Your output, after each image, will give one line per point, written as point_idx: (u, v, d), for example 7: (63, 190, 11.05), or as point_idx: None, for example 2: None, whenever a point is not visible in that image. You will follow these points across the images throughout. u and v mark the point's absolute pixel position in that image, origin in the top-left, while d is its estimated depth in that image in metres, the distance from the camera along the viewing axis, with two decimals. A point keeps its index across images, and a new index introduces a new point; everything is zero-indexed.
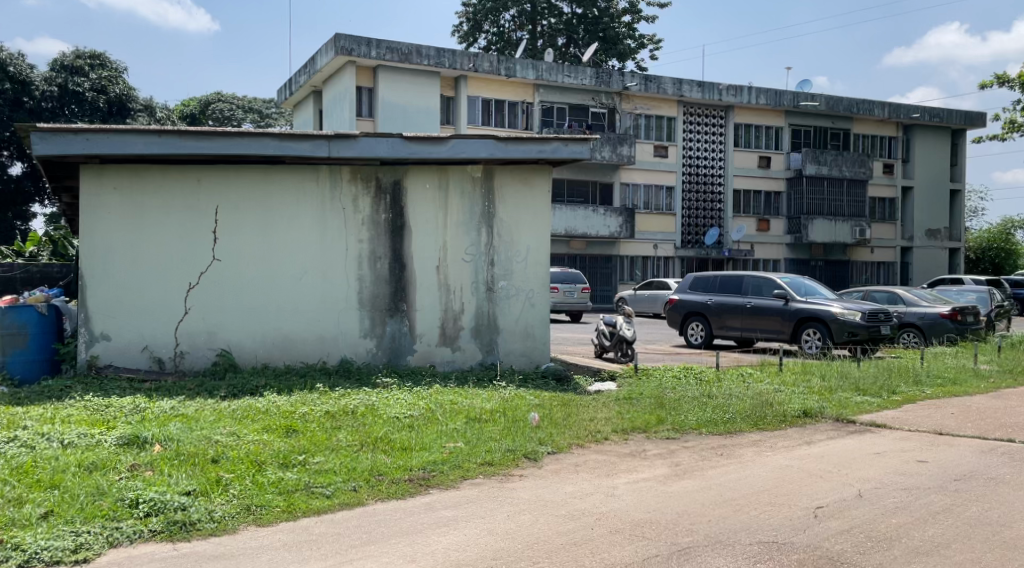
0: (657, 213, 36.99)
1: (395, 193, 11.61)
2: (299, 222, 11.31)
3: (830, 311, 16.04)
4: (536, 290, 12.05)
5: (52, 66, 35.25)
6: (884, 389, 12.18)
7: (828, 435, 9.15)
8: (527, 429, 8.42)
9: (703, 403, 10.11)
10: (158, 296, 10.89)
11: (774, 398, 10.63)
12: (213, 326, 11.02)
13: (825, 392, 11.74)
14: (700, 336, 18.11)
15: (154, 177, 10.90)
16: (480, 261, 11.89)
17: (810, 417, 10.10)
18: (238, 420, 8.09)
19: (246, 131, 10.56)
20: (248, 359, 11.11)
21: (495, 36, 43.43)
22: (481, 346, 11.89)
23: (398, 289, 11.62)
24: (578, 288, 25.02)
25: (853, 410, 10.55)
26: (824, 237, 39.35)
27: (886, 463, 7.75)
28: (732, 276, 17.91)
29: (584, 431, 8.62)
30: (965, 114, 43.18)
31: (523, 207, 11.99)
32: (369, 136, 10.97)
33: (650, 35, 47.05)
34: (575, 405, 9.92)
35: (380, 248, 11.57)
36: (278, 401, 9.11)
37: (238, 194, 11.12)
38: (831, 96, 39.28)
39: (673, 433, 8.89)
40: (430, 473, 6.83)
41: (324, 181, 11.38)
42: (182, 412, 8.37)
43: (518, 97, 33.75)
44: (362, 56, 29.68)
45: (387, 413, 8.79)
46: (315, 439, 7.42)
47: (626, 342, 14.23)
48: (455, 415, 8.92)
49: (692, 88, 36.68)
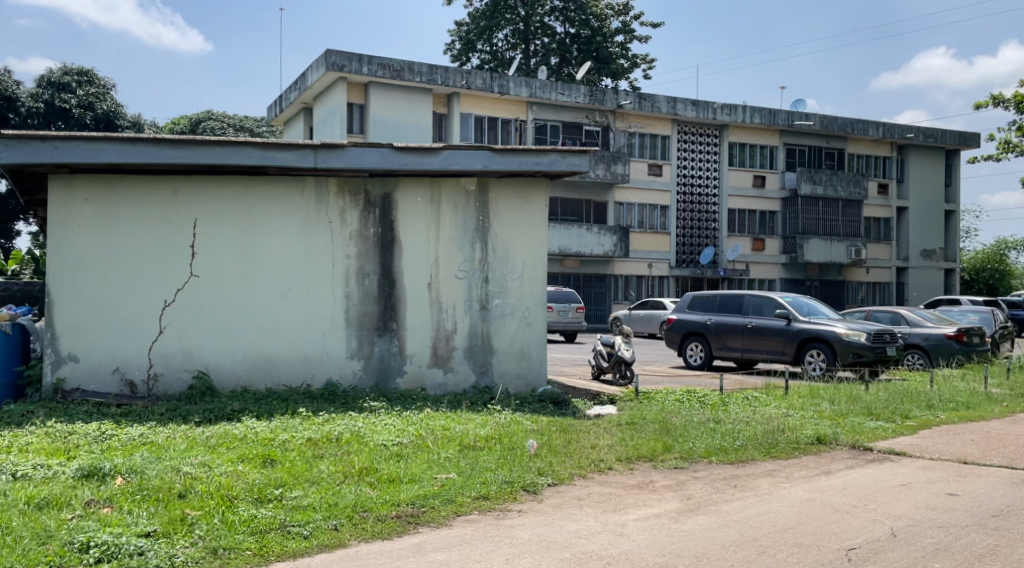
0: (651, 232, 36.49)
1: (385, 207, 11.05)
2: (283, 237, 10.73)
3: (835, 331, 15.49)
4: (533, 308, 11.46)
5: (39, 82, 34.79)
6: (897, 414, 11.59)
7: (846, 464, 8.55)
8: (525, 458, 7.83)
9: (710, 430, 9.50)
10: (130, 315, 10.25)
11: (785, 424, 10.04)
12: (190, 346, 10.38)
13: (836, 416, 11.15)
14: (699, 357, 17.51)
15: (129, 188, 10.30)
16: (474, 278, 11.30)
17: (824, 443, 9.51)
18: (211, 449, 7.48)
19: (227, 139, 9.99)
20: (226, 381, 10.47)
21: (488, 55, 42.95)
22: (475, 367, 11.28)
23: (387, 308, 11.02)
24: (572, 308, 24.46)
25: (868, 437, 9.96)
26: (819, 257, 38.92)
27: (914, 498, 7.17)
28: (732, 294, 17.35)
29: (585, 460, 8.03)
30: (959, 134, 42.95)
31: (519, 221, 11.43)
32: (357, 146, 10.42)
33: (643, 55, 46.89)
34: (574, 432, 9.31)
35: (369, 264, 10.97)
36: (257, 427, 8.48)
37: (217, 207, 10.52)
38: (825, 115, 38.93)
39: (681, 462, 8.27)
40: (421, 509, 6.21)
41: (310, 194, 10.81)
42: (153, 439, 7.75)
43: (511, 114, 33.35)
44: (354, 73, 29.17)
45: (375, 440, 8.20)
46: (294, 470, 6.80)
47: (625, 363, 13.63)
48: (448, 443, 8.31)
49: (687, 107, 36.29)
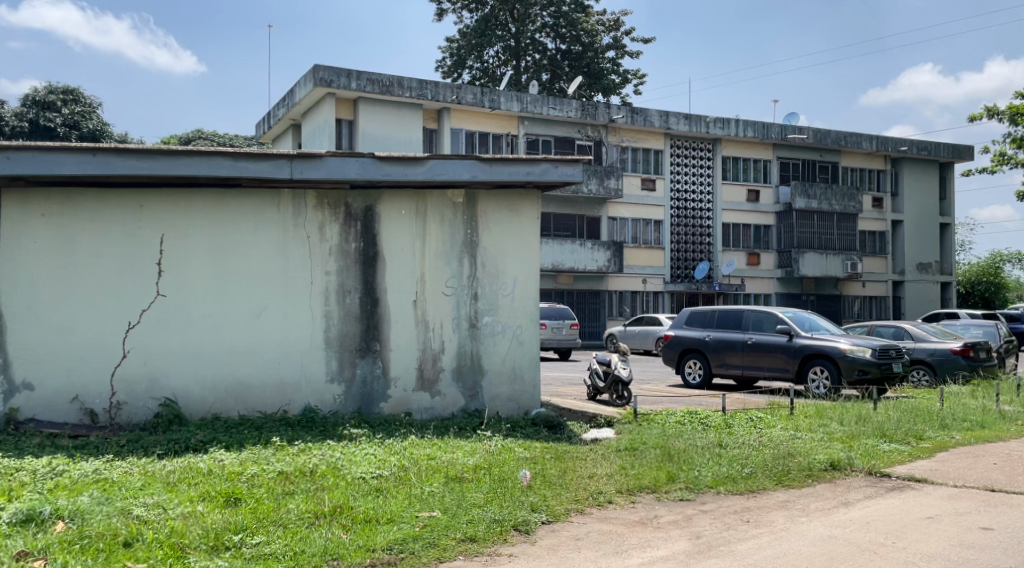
0: (645, 247, 35.90)
1: (367, 220, 10.41)
2: (258, 253, 10.07)
3: (838, 347, 14.86)
4: (525, 326, 10.81)
5: (24, 101, 35.29)
6: (910, 435, 10.93)
7: (865, 494, 7.87)
8: (518, 492, 7.16)
9: (716, 456, 8.83)
10: (90, 340, 9.54)
11: (795, 448, 9.36)
12: (156, 371, 9.67)
13: (848, 439, 10.48)
14: (698, 375, 16.81)
15: (89, 203, 9.63)
16: (462, 295, 10.65)
17: (838, 470, 8.83)
18: (170, 487, 6.86)
19: (195, 150, 9.38)
20: (195, 409, 9.77)
21: (479, 71, 42.43)
22: (464, 390, 10.61)
23: (370, 327, 10.35)
24: (567, 324, 23.77)
25: (884, 462, 9.30)
26: (815, 272, 38.31)
27: (946, 533, 6.53)
28: (731, 310, 16.69)
29: (582, 493, 7.36)
30: (953, 147, 42.55)
31: (510, 234, 10.81)
32: (337, 155, 9.80)
33: (634, 70, 46.50)
34: (570, 459, 8.65)
35: (350, 281, 10.31)
36: (224, 460, 7.84)
37: (186, 220, 9.85)
38: (819, 129, 38.54)
39: (688, 493, 7.60)
40: (398, 556, 5.57)
41: (287, 207, 10.17)
42: (107, 477, 7.13)
43: (502, 129, 32.80)
44: (342, 88, 28.58)
45: (352, 473, 7.58)
46: (259, 511, 6.16)
47: (621, 382, 12.96)
48: (433, 474, 7.65)
49: (679, 120, 35.82)
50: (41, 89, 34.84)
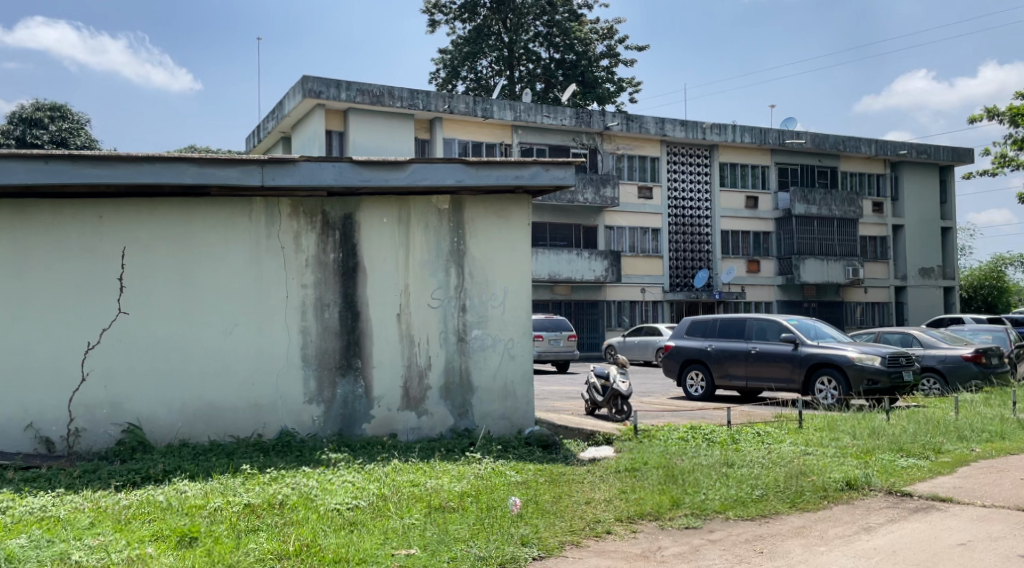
0: (643, 257, 35.24)
1: (346, 229, 9.77)
2: (228, 267, 9.43)
3: (846, 355, 14.21)
4: (516, 339, 10.17)
5: (12, 119, 34.92)
6: (928, 449, 10.24)
7: (887, 517, 7.19)
8: (507, 522, 6.52)
9: (723, 477, 8.14)
10: (45, 362, 8.87)
11: (808, 466, 8.67)
12: (119, 395, 9.02)
13: (862, 454, 9.79)
14: (700, 387, 16.14)
15: (44, 215, 8.98)
16: (449, 306, 10.01)
17: (855, 489, 8.13)
18: (119, 525, 6.35)
19: (157, 156, 8.75)
20: (162, 435, 9.12)
21: (473, 82, 41.92)
22: (453, 408, 9.95)
23: (350, 343, 9.70)
24: (564, 336, 23.14)
25: (904, 479, 8.60)
26: (816, 278, 37.67)
27: (983, 563, 5.86)
28: (733, 318, 16.04)
29: (578, 521, 6.72)
30: (952, 150, 42.09)
31: (498, 243, 10.18)
32: (311, 160, 9.20)
33: (628, 78, 46.03)
34: (566, 483, 8.00)
35: (329, 294, 9.67)
36: (187, 493, 7.32)
37: (150, 232, 9.22)
38: (817, 133, 38.06)
39: (694, 520, 6.93)
40: None
41: (259, 216, 9.55)
42: (52, 515, 6.62)
43: (496, 138, 32.22)
44: (331, 99, 27.99)
45: (326, 505, 6.99)
46: (213, 554, 5.58)
47: (621, 397, 12.27)
48: (414, 504, 7.03)
49: (675, 127, 35.35)
50: (27, 106, 34.54)
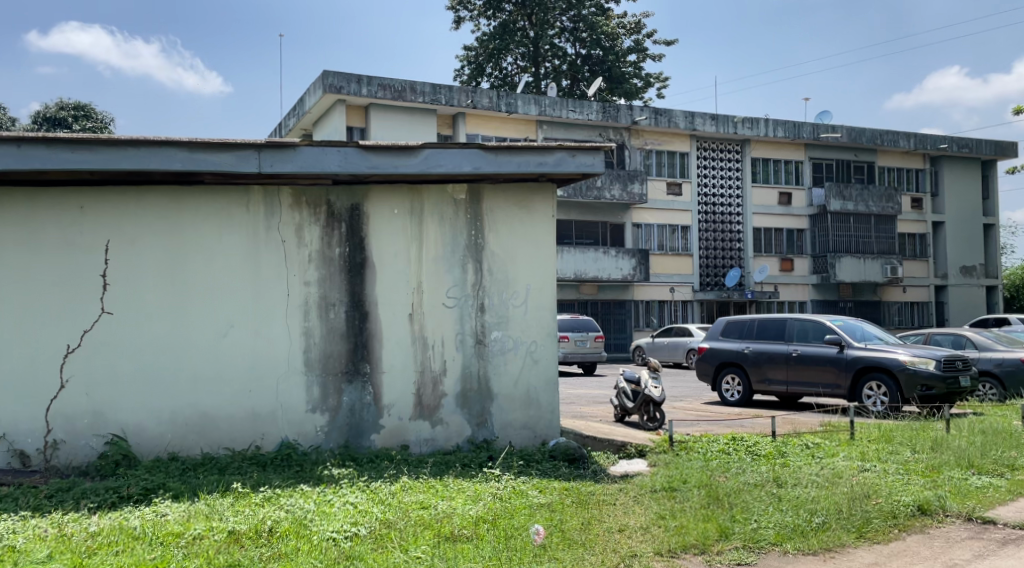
0: (672, 255, 34.14)
1: (353, 221, 8.88)
2: (223, 261, 8.57)
3: (897, 359, 13.09)
4: (540, 341, 9.22)
5: (36, 119, 34.59)
6: (1000, 464, 9.12)
7: (973, 552, 6.15)
8: (528, 558, 5.61)
9: (775, 500, 7.13)
10: (21, 366, 8.08)
11: (872, 486, 7.61)
12: (103, 404, 8.20)
13: (928, 471, 8.71)
14: (737, 392, 15.05)
15: (20, 205, 8.18)
16: (466, 306, 9.08)
17: (929, 515, 7.09)
18: (76, 561, 5.46)
19: (142, 140, 7.90)
20: (149, 447, 8.28)
21: (498, 79, 41.02)
22: (470, 417, 9.03)
23: (358, 346, 8.79)
24: (591, 337, 22.14)
25: (983, 502, 7.53)
26: (852, 277, 36.30)
27: None
28: (772, 319, 14.96)
29: (610, 555, 5.77)
30: (995, 144, 40.43)
31: (519, 236, 9.24)
32: (314, 145, 8.30)
33: (656, 74, 44.85)
34: (596, 504, 7.05)
35: (334, 293, 8.79)
36: (162, 518, 6.41)
37: (135, 223, 8.38)
38: (853, 127, 36.61)
39: (746, 555, 5.99)
40: None
41: (258, 207, 8.68)
42: (8, 545, 5.80)
43: (520, 134, 31.27)
44: (352, 94, 27.22)
45: (320, 533, 6.08)
46: None
47: (653, 403, 11.25)
48: (423, 533, 6.11)
49: (706, 121, 34.11)
50: (51, 105, 34.20)
